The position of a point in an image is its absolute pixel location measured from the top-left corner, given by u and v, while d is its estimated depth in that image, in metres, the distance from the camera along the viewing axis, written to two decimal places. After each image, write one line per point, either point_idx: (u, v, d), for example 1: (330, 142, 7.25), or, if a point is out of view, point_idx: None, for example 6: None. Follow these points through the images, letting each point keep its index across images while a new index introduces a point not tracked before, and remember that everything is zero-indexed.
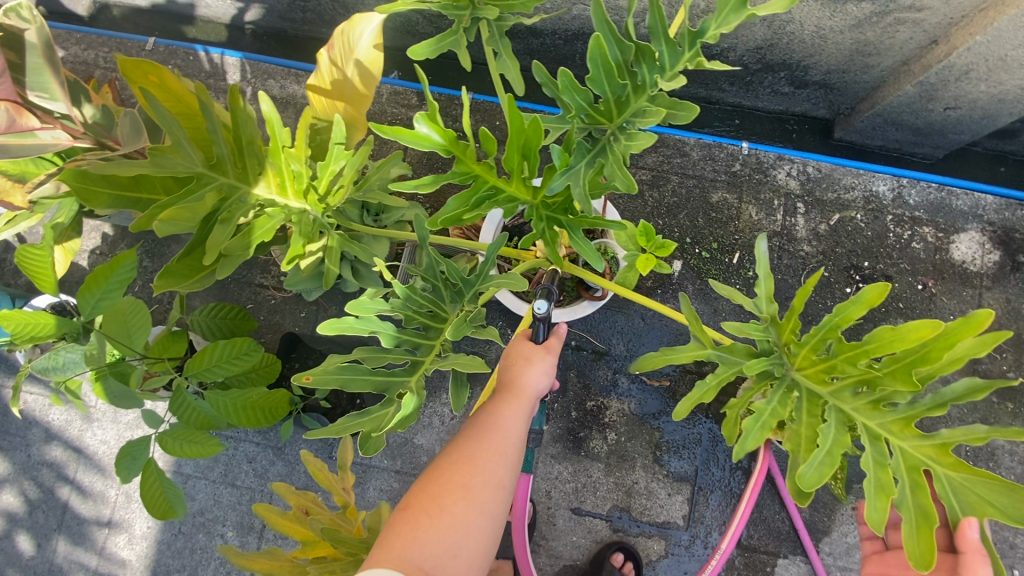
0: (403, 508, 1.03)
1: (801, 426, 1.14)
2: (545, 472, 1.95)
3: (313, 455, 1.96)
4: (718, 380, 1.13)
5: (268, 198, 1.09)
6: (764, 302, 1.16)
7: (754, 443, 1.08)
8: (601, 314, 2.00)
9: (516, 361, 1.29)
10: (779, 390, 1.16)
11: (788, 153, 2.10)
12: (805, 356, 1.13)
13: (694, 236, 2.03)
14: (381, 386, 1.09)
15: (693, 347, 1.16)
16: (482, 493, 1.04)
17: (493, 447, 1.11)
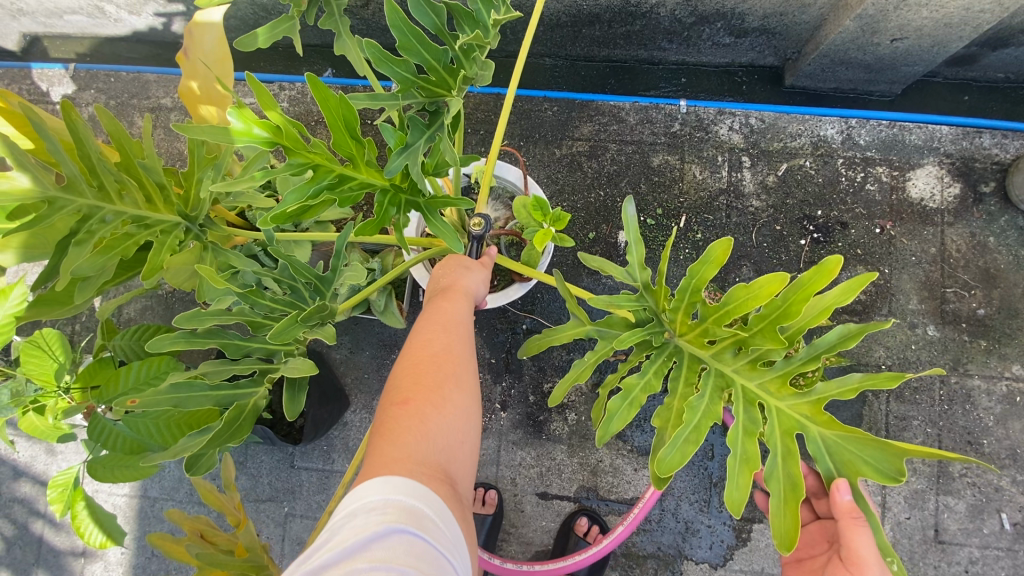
0: (397, 406, 0.96)
1: (674, 401, 1.14)
2: (508, 460, 1.92)
3: (275, 466, 1.93)
4: (595, 356, 1.17)
5: (136, 214, 1.05)
6: (636, 269, 1.15)
7: (620, 423, 1.10)
8: (549, 294, 1.93)
9: (455, 270, 1.28)
10: (656, 361, 1.18)
11: (728, 107, 2.01)
12: (682, 321, 1.16)
13: (638, 203, 1.96)
14: (219, 401, 1.05)
15: (574, 325, 1.21)
16: (471, 383, 1.05)
17: (466, 343, 1.12)
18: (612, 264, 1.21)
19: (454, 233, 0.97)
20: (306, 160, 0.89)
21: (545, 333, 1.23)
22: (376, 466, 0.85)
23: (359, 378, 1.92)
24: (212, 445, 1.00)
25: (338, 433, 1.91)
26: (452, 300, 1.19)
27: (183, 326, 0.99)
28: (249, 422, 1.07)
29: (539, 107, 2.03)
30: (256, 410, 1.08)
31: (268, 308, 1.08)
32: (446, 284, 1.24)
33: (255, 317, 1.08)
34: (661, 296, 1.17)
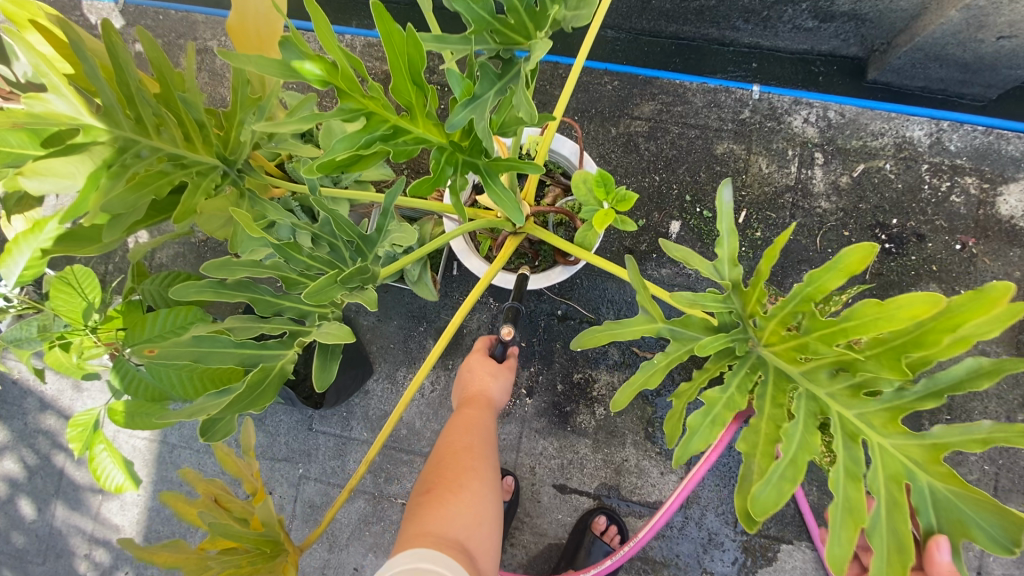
0: (423, 496, 1.15)
1: (761, 423, 0.98)
2: (529, 448, 1.85)
3: (293, 427, 1.90)
4: (668, 361, 1.01)
5: (174, 152, 0.98)
6: (726, 266, 1.03)
7: (700, 444, 0.97)
8: (589, 280, 1.82)
9: (477, 372, 1.46)
10: (738, 371, 1.05)
11: (805, 96, 1.84)
12: (772, 332, 1.00)
13: (695, 192, 1.82)
14: (243, 361, 0.97)
15: (643, 320, 1.04)
16: (489, 474, 1.22)
17: (488, 449, 1.29)
18: (695, 257, 1.08)
19: (516, 204, 0.88)
20: (359, 107, 0.79)
21: (611, 324, 1.03)
22: (406, 541, 1.03)
23: (384, 348, 1.86)
24: (228, 410, 0.91)
25: (359, 401, 1.87)
26: (477, 410, 1.38)
27: (210, 275, 0.90)
28: (272, 388, 0.98)
29: (598, 80, 1.90)
30: (281, 374, 1.00)
31: (306, 264, 1.00)
32: (472, 391, 1.43)
33: (289, 273, 1.00)
34: (753, 298, 1.01)
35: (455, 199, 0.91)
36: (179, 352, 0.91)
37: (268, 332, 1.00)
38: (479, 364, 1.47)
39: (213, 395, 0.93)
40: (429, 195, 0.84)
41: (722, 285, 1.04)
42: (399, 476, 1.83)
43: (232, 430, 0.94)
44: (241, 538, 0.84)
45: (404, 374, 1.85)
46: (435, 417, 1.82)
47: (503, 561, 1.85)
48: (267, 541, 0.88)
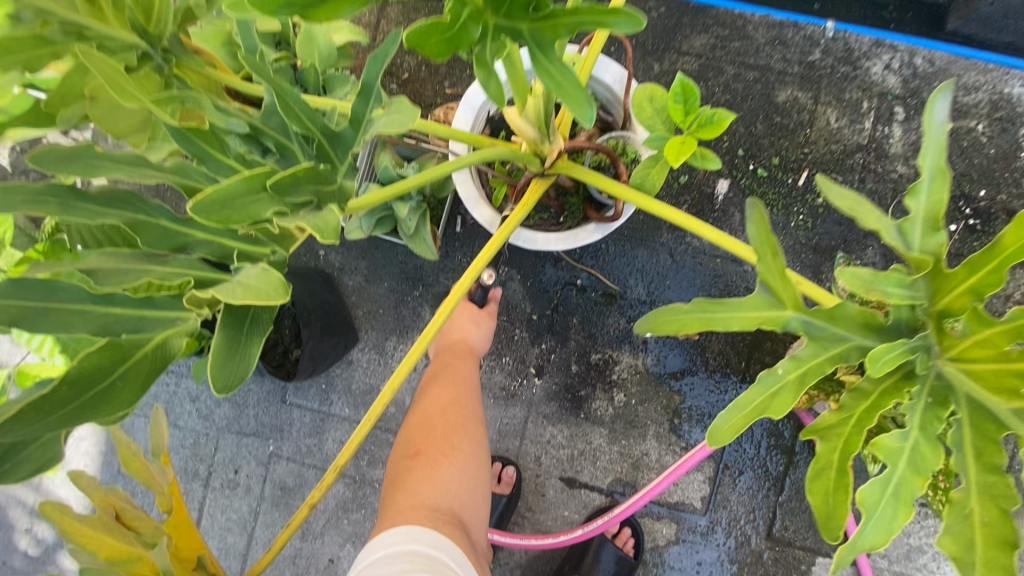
0: (410, 459, 1.07)
1: (971, 503, 0.69)
2: (535, 435, 1.60)
3: (264, 398, 1.64)
4: (799, 373, 0.72)
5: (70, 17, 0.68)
6: (922, 231, 0.75)
7: (877, 535, 0.70)
8: (616, 245, 1.54)
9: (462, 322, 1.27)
10: (920, 400, 0.74)
11: (889, 37, 1.52)
12: (982, 344, 0.72)
13: (749, 146, 1.52)
14: (105, 329, 0.62)
15: (763, 302, 0.72)
16: (478, 432, 1.15)
17: (475, 401, 1.18)
18: (866, 206, 0.78)
19: (582, 94, 0.61)
20: None
21: (704, 306, 0.73)
22: (395, 514, 0.97)
23: (372, 313, 1.59)
24: (29, 427, 0.56)
25: (341, 372, 1.60)
26: (462, 359, 1.24)
27: (46, 169, 0.59)
28: (134, 381, 0.63)
29: (641, 5, 1.56)
30: (158, 357, 0.65)
31: (233, 170, 0.68)
32: (453, 338, 1.26)
33: (201, 184, 0.68)
34: (959, 289, 0.73)
35: (482, 76, 0.61)
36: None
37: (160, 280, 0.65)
38: (460, 311, 1.27)
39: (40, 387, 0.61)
40: (437, 58, 0.55)
41: (909, 260, 0.76)
42: (384, 460, 1.58)
43: (53, 460, 0.59)
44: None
45: (394, 344, 1.59)
46: None
47: (499, 559, 1.63)
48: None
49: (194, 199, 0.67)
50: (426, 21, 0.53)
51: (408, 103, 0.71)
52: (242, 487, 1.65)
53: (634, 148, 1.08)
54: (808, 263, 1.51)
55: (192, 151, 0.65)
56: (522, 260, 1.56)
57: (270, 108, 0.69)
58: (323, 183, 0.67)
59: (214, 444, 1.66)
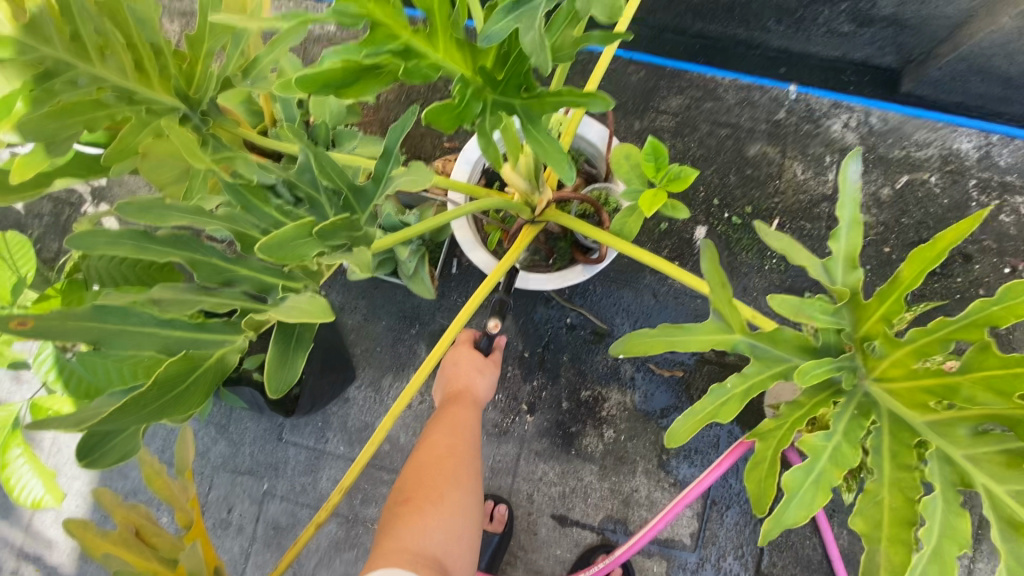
0: (399, 506, 0.95)
1: (883, 492, 0.79)
2: (527, 472, 1.64)
3: (261, 435, 1.67)
4: (745, 387, 0.80)
5: (122, 83, 0.78)
6: (842, 269, 0.84)
7: (800, 512, 0.78)
8: (603, 287, 1.63)
9: (466, 367, 1.17)
10: (847, 410, 0.83)
11: (846, 99, 1.68)
12: (897, 364, 0.81)
13: (724, 196, 1.65)
14: (166, 348, 0.70)
15: (717, 329, 0.81)
16: (476, 482, 1.03)
17: (475, 451, 1.07)
18: (796, 247, 0.89)
19: (562, 157, 0.69)
20: (361, 11, 0.58)
21: (667, 330, 0.82)
22: (376, 558, 0.86)
23: (370, 351, 1.65)
24: (119, 421, 0.62)
25: (337, 409, 1.65)
26: (465, 407, 1.13)
27: (129, 219, 0.67)
28: (203, 387, 0.70)
29: (623, 70, 1.73)
30: (220, 369, 0.73)
31: (274, 219, 0.77)
32: (456, 385, 1.17)
33: (250, 231, 0.76)
34: (875, 317, 0.81)
35: (483, 142, 0.70)
36: (69, 330, 0.63)
37: (210, 310, 0.74)
38: (465, 356, 1.19)
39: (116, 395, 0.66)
40: (447, 130, 0.65)
41: (833, 291, 0.83)
42: (377, 498, 1.60)
43: (131, 453, 0.65)
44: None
45: (391, 382, 1.64)
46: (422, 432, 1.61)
47: None
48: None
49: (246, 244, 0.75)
50: (438, 103, 0.62)
51: (425, 168, 0.83)
52: (235, 527, 1.64)
53: (615, 198, 1.20)
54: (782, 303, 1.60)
55: (240, 202, 0.75)
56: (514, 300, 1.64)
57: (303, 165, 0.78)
58: (354, 229, 0.79)
59: (208, 483, 1.67)
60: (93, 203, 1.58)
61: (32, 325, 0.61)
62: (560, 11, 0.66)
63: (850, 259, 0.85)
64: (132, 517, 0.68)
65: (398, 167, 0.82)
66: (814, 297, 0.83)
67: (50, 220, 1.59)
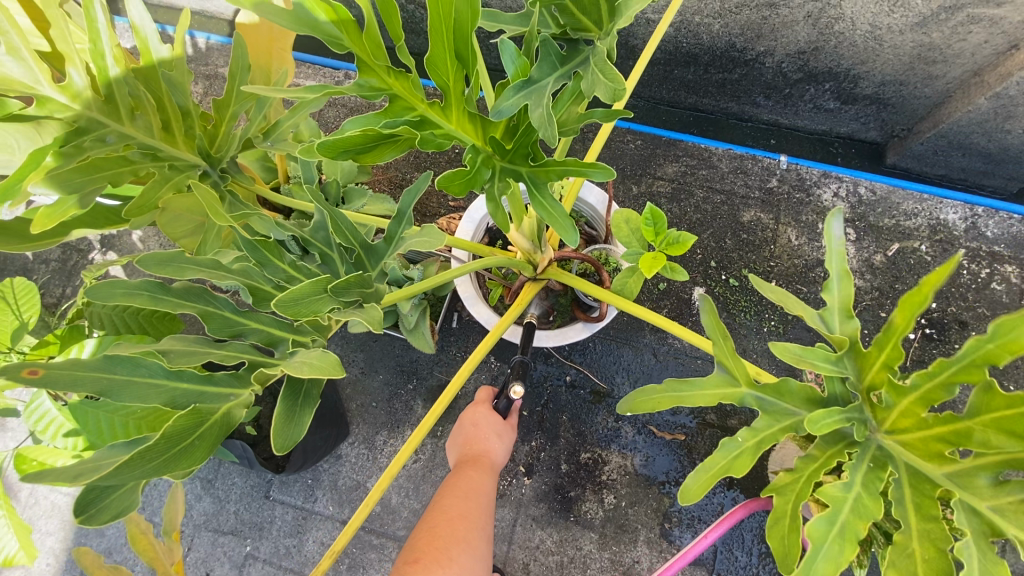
0: (405, 565, 0.86)
1: (913, 542, 0.71)
2: (523, 539, 1.56)
3: (248, 492, 1.61)
4: (756, 440, 0.78)
5: (150, 142, 0.84)
6: (838, 318, 0.85)
7: (827, 568, 0.70)
8: (603, 346, 1.64)
9: (484, 431, 1.14)
10: (862, 462, 0.79)
11: (835, 170, 1.75)
12: (906, 413, 0.77)
13: (721, 259, 1.68)
14: (172, 402, 0.69)
15: (722, 381, 0.81)
16: (484, 552, 0.95)
17: (486, 520, 1.00)
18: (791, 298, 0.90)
19: (569, 223, 0.71)
20: (382, 84, 0.65)
21: (673, 386, 0.81)
22: None
23: (365, 406, 1.62)
24: (122, 476, 0.60)
25: (329, 467, 1.60)
26: (483, 470, 1.09)
27: (148, 270, 0.69)
28: (208, 441, 0.68)
29: (621, 138, 1.81)
30: (226, 424, 0.70)
31: (286, 274, 0.78)
32: (474, 449, 1.12)
33: (262, 284, 0.77)
34: (876, 366, 0.78)
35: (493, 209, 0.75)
36: (77, 379, 0.62)
37: (218, 362, 0.74)
38: (484, 418, 1.16)
39: (120, 448, 0.65)
40: (459, 195, 0.69)
41: (832, 340, 0.83)
42: (365, 564, 1.51)
43: (129, 509, 0.62)
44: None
45: (386, 439, 1.60)
46: (415, 493, 1.55)
47: None
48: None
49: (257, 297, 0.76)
50: (452, 170, 0.68)
51: (437, 229, 0.85)
52: None
53: (615, 259, 1.21)
54: (782, 366, 1.59)
55: (255, 257, 0.77)
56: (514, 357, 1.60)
57: (318, 224, 0.81)
58: (365, 285, 0.80)
59: (188, 543, 1.59)
60: (102, 250, 1.60)
61: (44, 373, 0.61)
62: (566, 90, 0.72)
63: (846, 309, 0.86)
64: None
65: (410, 228, 0.86)
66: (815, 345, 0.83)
67: (58, 266, 1.60)
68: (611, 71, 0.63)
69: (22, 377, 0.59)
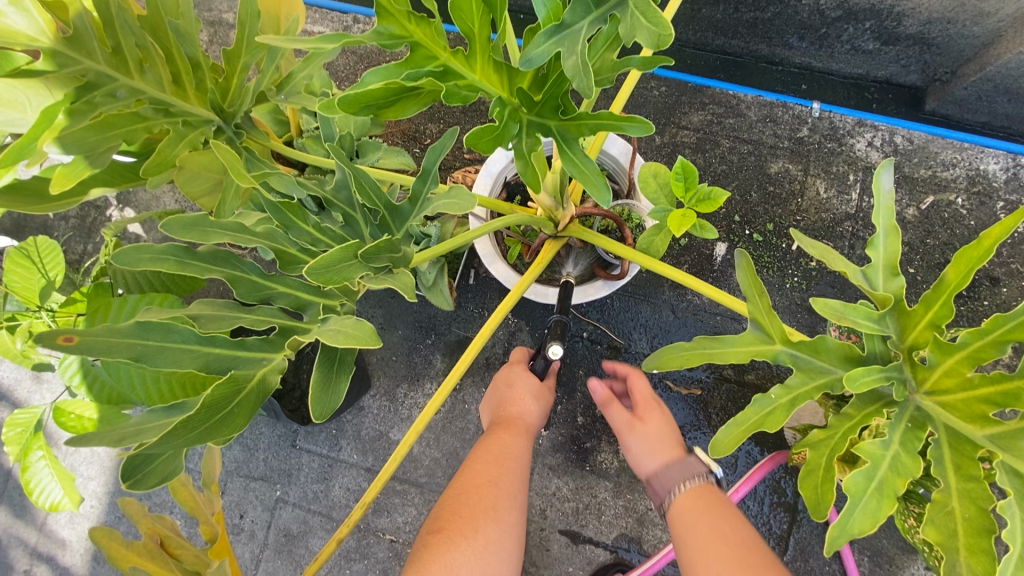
0: (430, 535, 0.90)
1: (952, 501, 0.71)
2: (540, 487, 1.61)
3: (275, 441, 1.67)
4: (790, 398, 0.77)
5: (160, 96, 0.82)
6: (882, 276, 0.82)
7: (865, 520, 0.71)
8: (621, 302, 1.61)
9: (519, 390, 1.14)
10: (900, 422, 0.77)
11: (870, 118, 1.66)
12: (950, 373, 0.76)
13: (745, 213, 1.63)
14: (207, 365, 0.70)
15: (755, 339, 0.80)
16: (514, 520, 0.96)
17: (518, 485, 1.01)
18: (835, 256, 0.89)
19: (601, 180, 0.69)
20: (403, 31, 0.61)
21: (703, 342, 0.81)
22: None
23: (385, 360, 1.65)
24: (163, 446, 0.61)
25: (352, 418, 1.64)
26: (516, 434, 1.09)
27: (173, 235, 0.69)
28: (246, 408, 0.69)
29: (644, 85, 1.72)
30: (262, 390, 0.71)
31: (311, 236, 0.79)
32: (508, 413, 1.12)
33: (288, 247, 0.78)
34: (922, 324, 0.78)
35: (522, 166, 0.74)
36: (113, 346, 0.64)
37: (249, 327, 0.75)
38: (519, 378, 1.16)
39: (158, 413, 0.66)
40: (487, 154, 0.68)
41: (875, 298, 0.79)
42: (389, 508, 1.58)
43: (173, 474, 0.64)
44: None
45: (406, 391, 1.64)
46: (437, 443, 1.60)
47: None
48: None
49: (282, 261, 0.77)
50: (479, 127, 0.65)
51: (465, 189, 0.82)
52: (246, 533, 1.64)
53: (638, 215, 1.19)
54: (803, 323, 1.57)
55: (280, 219, 0.77)
56: (531, 312, 1.58)
57: (341, 183, 0.80)
58: (396, 251, 0.78)
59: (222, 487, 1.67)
60: (118, 206, 1.59)
61: (79, 340, 0.61)
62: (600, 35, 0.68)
63: (890, 266, 0.84)
64: (157, 527, 0.67)
65: (436, 186, 0.82)
66: (857, 303, 0.80)
67: (77, 223, 1.60)
68: (656, 16, 0.57)
69: (60, 344, 0.60)
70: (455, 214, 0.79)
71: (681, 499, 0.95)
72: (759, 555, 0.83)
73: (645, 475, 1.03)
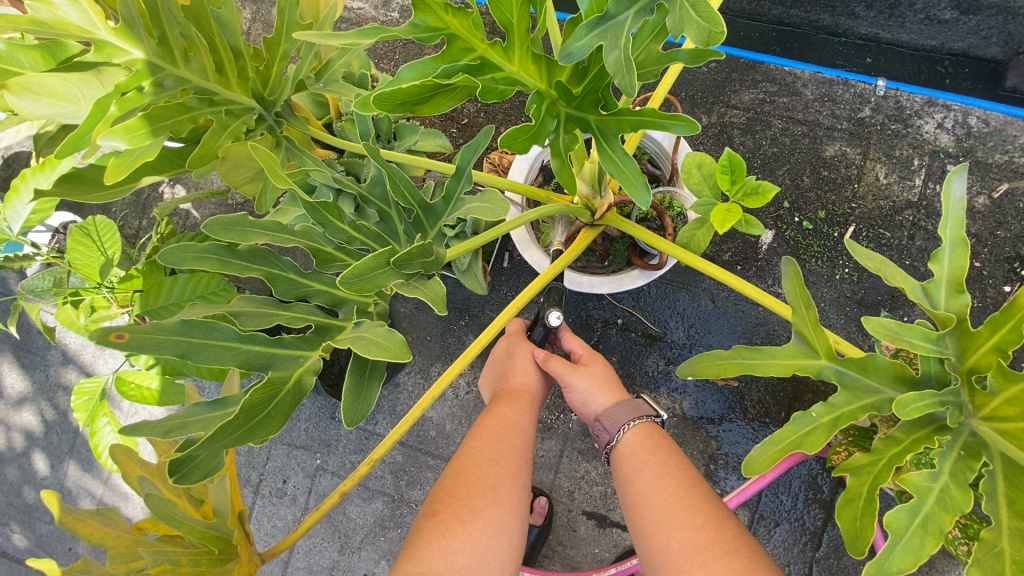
0: (425, 519, 0.85)
1: (1003, 542, 0.67)
2: (570, 469, 1.59)
3: (315, 412, 1.73)
4: (832, 417, 0.74)
5: (207, 86, 0.85)
6: (945, 293, 0.77)
7: (905, 559, 0.67)
8: (656, 289, 1.53)
9: (520, 359, 1.16)
10: (951, 450, 0.73)
11: (942, 97, 1.52)
12: (1012, 402, 0.71)
13: (796, 199, 1.54)
14: (246, 362, 0.73)
15: (799, 352, 0.77)
16: (515, 501, 0.91)
17: (521, 463, 0.97)
18: (891, 267, 0.84)
19: (640, 179, 0.69)
20: (440, 23, 0.63)
21: (743, 352, 0.78)
22: None
23: (420, 339, 1.67)
24: (208, 446, 0.66)
25: (388, 394, 1.69)
26: (516, 407, 1.07)
27: (214, 235, 0.73)
28: (283, 410, 0.72)
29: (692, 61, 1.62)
30: (297, 391, 0.74)
31: (346, 234, 0.81)
32: (513, 384, 1.12)
33: (323, 246, 0.80)
34: (984, 348, 0.73)
35: (556, 162, 0.75)
36: (160, 343, 0.67)
37: (286, 324, 0.79)
38: (518, 348, 1.18)
39: (204, 407, 0.70)
40: (523, 151, 0.71)
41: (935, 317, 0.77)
42: (423, 481, 1.63)
43: (216, 469, 0.68)
44: (184, 525, 0.72)
45: (439, 370, 1.66)
46: (468, 422, 1.63)
47: None
48: (217, 539, 0.76)
49: (318, 258, 0.79)
50: (515, 127, 0.68)
51: (498, 194, 0.90)
52: (289, 497, 1.72)
53: (680, 204, 1.14)
54: (852, 316, 1.48)
55: (317, 218, 0.79)
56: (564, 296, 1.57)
57: (375, 179, 0.83)
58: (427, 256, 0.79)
59: (266, 454, 1.75)
60: (170, 183, 1.66)
61: (129, 337, 0.65)
62: (647, 26, 0.67)
63: (955, 282, 0.78)
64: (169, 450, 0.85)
65: (468, 186, 0.84)
66: (913, 322, 0.76)
67: (133, 200, 1.68)
68: (707, 10, 0.56)
69: (113, 340, 0.64)
70: (488, 219, 0.87)
71: (629, 437, 1.01)
72: (701, 490, 0.88)
73: (593, 412, 1.09)
